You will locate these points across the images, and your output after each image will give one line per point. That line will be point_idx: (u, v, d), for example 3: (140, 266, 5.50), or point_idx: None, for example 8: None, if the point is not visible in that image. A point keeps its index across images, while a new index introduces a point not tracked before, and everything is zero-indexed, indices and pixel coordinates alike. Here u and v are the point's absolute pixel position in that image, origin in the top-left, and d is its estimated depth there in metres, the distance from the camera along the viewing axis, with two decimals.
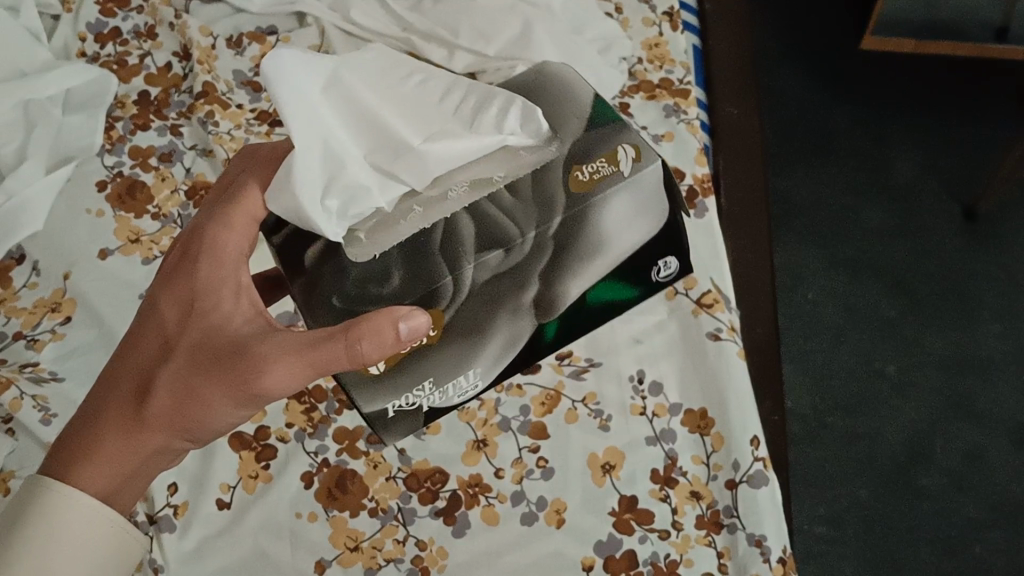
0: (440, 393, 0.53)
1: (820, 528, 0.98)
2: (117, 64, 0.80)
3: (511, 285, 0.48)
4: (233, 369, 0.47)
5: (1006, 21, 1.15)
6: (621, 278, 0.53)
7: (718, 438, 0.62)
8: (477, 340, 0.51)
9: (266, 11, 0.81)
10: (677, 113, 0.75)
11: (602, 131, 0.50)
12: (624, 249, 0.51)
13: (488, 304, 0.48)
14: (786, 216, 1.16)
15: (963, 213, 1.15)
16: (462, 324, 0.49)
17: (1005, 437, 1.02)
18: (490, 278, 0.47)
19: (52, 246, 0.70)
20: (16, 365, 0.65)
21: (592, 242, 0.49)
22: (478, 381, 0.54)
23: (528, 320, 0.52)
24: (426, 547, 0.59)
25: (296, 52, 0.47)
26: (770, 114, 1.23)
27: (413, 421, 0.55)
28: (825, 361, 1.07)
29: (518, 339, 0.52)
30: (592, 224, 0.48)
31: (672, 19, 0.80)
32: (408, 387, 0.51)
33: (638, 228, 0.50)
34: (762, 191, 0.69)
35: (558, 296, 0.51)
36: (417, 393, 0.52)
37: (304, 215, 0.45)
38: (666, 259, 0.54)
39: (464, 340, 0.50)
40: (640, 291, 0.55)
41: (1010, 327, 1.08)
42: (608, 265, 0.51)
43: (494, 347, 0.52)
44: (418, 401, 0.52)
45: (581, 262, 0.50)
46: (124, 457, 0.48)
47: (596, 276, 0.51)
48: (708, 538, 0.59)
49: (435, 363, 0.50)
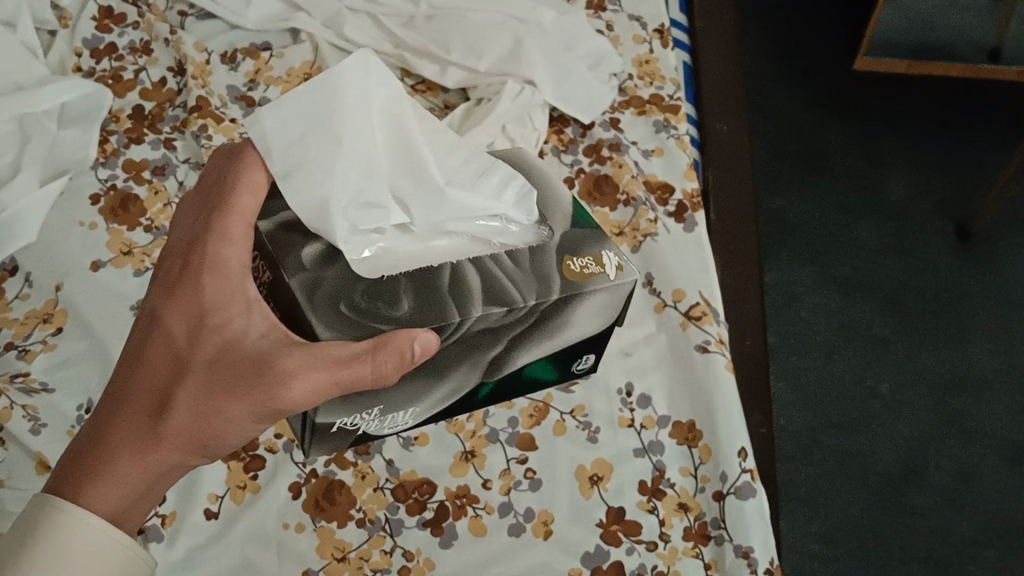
0: (378, 421, 0.55)
1: (814, 546, 0.97)
2: (112, 79, 0.80)
3: (488, 341, 0.50)
4: (255, 383, 0.46)
5: (1000, 42, 1.16)
6: (553, 358, 0.58)
7: (705, 450, 0.62)
8: (433, 381, 0.53)
9: (261, 28, 0.82)
10: (666, 129, 0.75)
11: (587, 230, 0.54)
12: (571, 337, 0.55)
13: (461, 356, 0.51)
14: (780, 234, 1.17)
15: (957, 232, 1.16)
16: (430, 364, 0.51)
17: (999, 456, 1.02)
18: (477, 334, 0.49)
19: (44, 257, 0.71)
20: (6, 374, 0.65)
21: (560, 322, 0.52)
22: (408, 419, 0.57)
23: (476, 378, 0.55)
24: (412, 558, 0.59)
25: (376, 68, 0.52)
26: (763, 132, 1.24)
27: (341, 441, 0.56)
28: (817, 378, 1.07)
29: (460, 388, 0.55)
30: (572, 308, 0.51)
31: (663, 37, 0.81)
32: (360, 409, 0.52)
33: (594, 325, 0.55)
34: (750, 203, 0.68)
35: (509, 359, 0.54)
36: (363, 417, 0.53)
37: (324, 215, 0.48)
38: (585, 356, 0.60)
39: (421, 379, 0.52)
40: (556, 375, 0.61)
41: (1004, 346, 1.09)
42: (552, 346, 0.55)
43: (439, 391, 0.54)
44: (359, 426, 0.54)
45: (543, 335, 0.53)
46: (138, 475, 0.46)
47: (547, 347, 0.55)
48: (695, 549, 0.59)
49: (396, 390, 0.52)
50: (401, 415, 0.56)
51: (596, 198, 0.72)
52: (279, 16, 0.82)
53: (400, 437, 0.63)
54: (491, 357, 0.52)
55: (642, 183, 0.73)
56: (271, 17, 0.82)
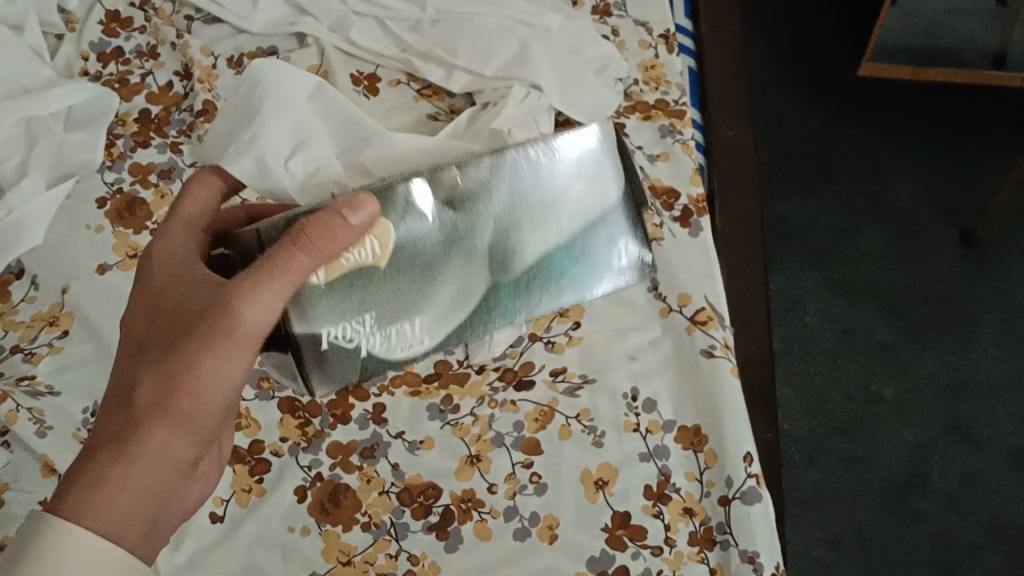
0: (382, 340, 0.51)
1: (819, 551, 0.98)
2: (119, 83, 0.80)
3: (465, 220, 0.51)
4: (204, 316, 0.45)
5: (1005, 47, 1.14)
6: (578, 249, 0.54)
7: (711, 454, 0.62)
8: (427, 283, 0.51)
9: (266, 32, 0.82)
10: (671, 133, 0.75)
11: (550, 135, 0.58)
12: (575, 215, 0.54)
13: (443, 238, 0.51)
14: (784, 239, 1.17)
15: (961, 237, 1.16)
16: (415, 255, 0.50)
17: (1003, 461, 1.02)
18: (438, 217, 0.51)
19: (51, 261, 0.71)
20: (13, 378, 0.66)
21: (543, 187, 0.53)
22: (425, 337, 0.52)
23: (483, 280, 0.52)
24: (418, 562, 0.59)
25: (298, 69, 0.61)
26: (768, 137, 1.24)
27: (348, 368, 0.51)
28: (822, 383, 1.07)
29: (467, 298, 0.52)
30: (543, 169, 0.53)
31: (668, 43, 0.81)
32: (349, 316, 0.49)
33: (593, 200, 0.54)
34: (757, 214, 0.69)
35: (513, 249, 0.52)
36: (357, 326, 0.50)
37: (267, 176, 0.55)
38: (624, 246, 0.56)
39: (413, 278, 0.50)
40: (598, 276, 0.55)
41: (1009, 352, 1.09)
42: (560, 234, 0.53)
43: (443, 298, 0.51)
44: (357, 339, 0.50)
45: (533, 207, 0.53)
46: (127, 466, 0.42)
47: (548, 231, 0.53)
48: (700, 554, 0.59)
49: (376, 284, 0.50)
50: (415, 339, 0.52)
51: None
52: (285, 19, 0.82)
53: (406, 442, 0.63)
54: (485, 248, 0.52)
55: (648, 187, 0.73)
56: (278, 20, 0.82)
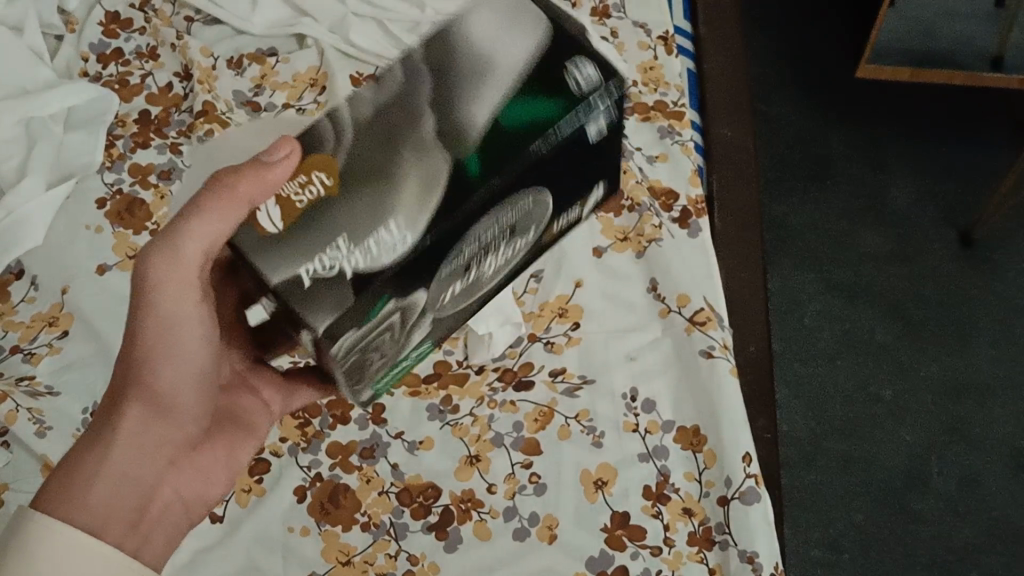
0: (363, 255, 0.41)
1: (818, 551, 0.98)
2: (119, 84, 0.81)
3: (399, 115, 0.44)
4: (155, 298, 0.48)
5: (1002, 50, 1.15)
6: (531, 87, 0.43)
7: (710, 455, 0.62)
8: (385, 182, 0.42)
9: (266, 33, 0.82)
10: (670, 135, 0.76)
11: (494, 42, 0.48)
12: (505, 54, 0.44)
13: (382, 139, 0.43)
14: (782, 240, 1.17)
15: (960, 239, 1.16)
16: (358, 164, 0.43)
17: (1001, 462, 1.03)
18: (376, 119, 0.44)
19: (51, 262, 0.71)
20: (12, 378, 0.66)
21: (460, 51, 0.45)
22: (407, 233, 0.41)
23: (443, 160, 0.42)
24: (417, 562, 0.59)
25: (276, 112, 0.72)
26: (767, 139, 1.24)
27: (342, 297, 0.41)
28: (821, 384, 1.08)
29: (436, 181, 0.42)
30: (454, 37, 0.45)
31: (667, 44, 0.81)
32: (317, 241, 0.41)
33: (522, 30, 0.45)
34: (756, 213, 0.67)
35: (459, 117, 0.43)
36: (332, 250, 0.41)
37: None
38: (581, 65, 0.44)
39: (367, 181, 0.42)
40: (560, 106, 0.43)
41: (1007, 353, 1.09)
42: (505, 77, 0.43)
43: (410, 193, 0.42)
44: (336, 262, 0.41)
45: (458, 72, 0.44)
46: (110, 449, 0.48)
47: (492, 90, 0.43)
48: (700, 555, 0.59)
49: (340, 205, 0.42)
50: (394, 234, 0.41)
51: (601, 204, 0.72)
52: (285, 21, 0.82)
53: (405, 442, 0.64)
54: (432, 133, 0.43)
55: (647, 188, 0.73)
56: (278, 22, 0.82)
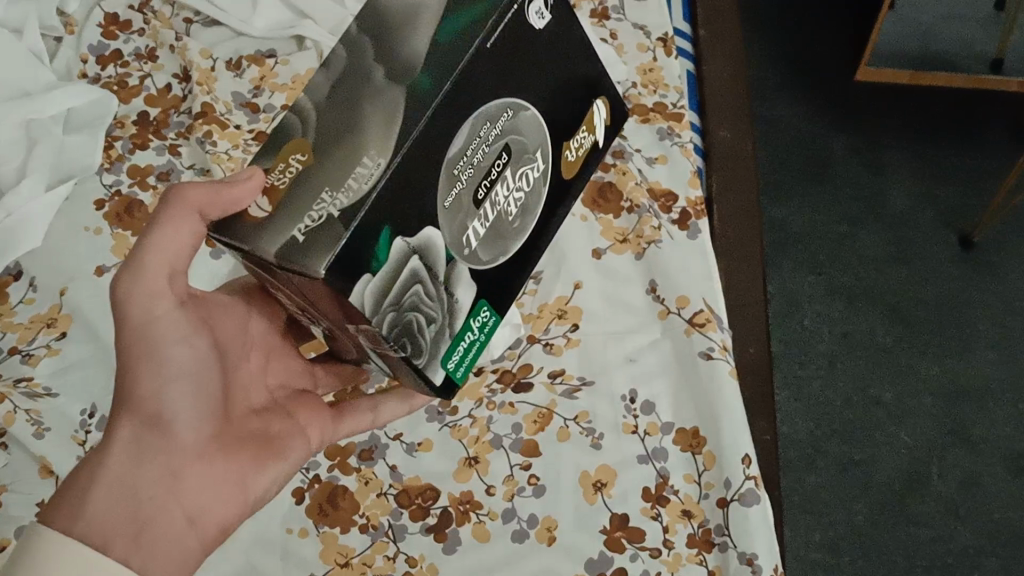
0: (344, 196, 0.41)
1: (817, 554, 0.98)
2: (118, 85, 0.81)
3: (350, 82, 0.44)
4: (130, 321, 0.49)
5: (1001, 53, 1.15)
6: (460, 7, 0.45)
7: (709, 457, 0.61)
8: (347, 138, 0.42)
9: (266, 36, 0.81)
10: (669, 136, 0.75)
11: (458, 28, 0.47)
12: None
13: (343, 105, 0.43)
14: (781, 243, 1.17)
15: (960, 242, 1.16)
16: (327, 132, 0.43)
17: (1002, 464, 1.02)
18: (332, 96, 0.44)
19: (49, 263, 0.71)
20: (10, 379, 0.66)
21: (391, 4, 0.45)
22: (380, 160, 0.41)
23: (398, 93, 0.43)
24: (416, 564, 0.59)
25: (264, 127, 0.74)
26: (766, 142, 1.24)
27: (334, 231, 0.40)
28: (821, 387, 1.08)
29: (394, 114, 0.42)
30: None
31: (666, 45, 0.80)
32: (299, 203, 0.41)
33: None
34: (757, 215, 0.68)
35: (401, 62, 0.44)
36: (319, 204, 0.41)
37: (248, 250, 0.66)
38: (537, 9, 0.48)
39: (335, 142, 0.42)
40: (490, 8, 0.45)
41: (1008, 355, 1.09)
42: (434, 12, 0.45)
43: (373, 131, 0.42)
44: (325, 211, 0.40)
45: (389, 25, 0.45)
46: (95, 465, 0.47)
47: (422, 24, 0.45)
48: (699, 556, 0.59)
49: (315, 172, 0.42)
50: (372, 165, 0.41)
51: (600, 208, 0.72)
52: (284, 22, 0.82)
53: (404, 444, 0.64)
54: (382, 77, 0.44)
55: (647, 190, 0.73)
56: (277, 23, 0.82)
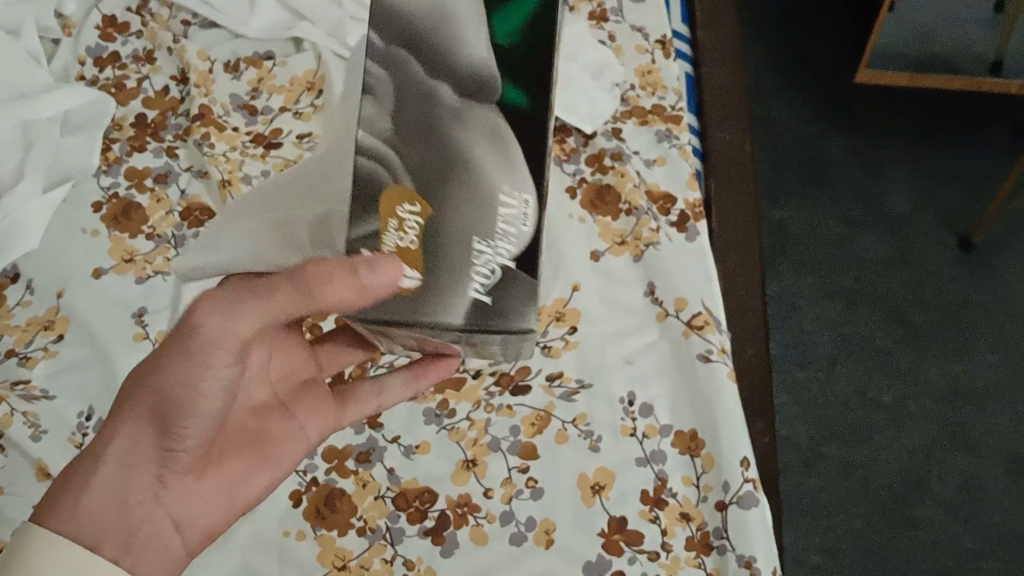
0: (506, 244, 0.45)
1: (817, 558, 0.98)
2: (115, 87, 0.80)
3: (421, 127, 0.44)
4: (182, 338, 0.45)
5: (1000, 57, 1.15)
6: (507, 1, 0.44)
7: (707, 459, 0.61)
8: (467, 180, 0.44)
9: (264, 37, 0.81)
10: (668, 138, 0.75)
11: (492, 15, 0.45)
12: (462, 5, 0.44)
13: (434, 150, 0.44)
14: (781, 246, 1.17)
15: (959, 244, 1.15)
16: (432, 180, 0.44)
17: (1002, 467, 1.02)
18: (421, 154, 0.44)
19: (47, 265, 0.71)
20: (7, 382, 0.66)
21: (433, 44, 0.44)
22: (525, 195, 0.45)
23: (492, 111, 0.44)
24: (413, 567, 0.59)
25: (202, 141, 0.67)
26: (764, 145, 1.24)
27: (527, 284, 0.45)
28: (820, 390, 1.08)
29: (501, 133, 0.44)
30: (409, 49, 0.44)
31: (666, 47, 0.80)
32: (467, 261, 0.44)
33: None
34: (756, 220, 0.69)
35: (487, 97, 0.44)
36: (482, 253, 0.44)
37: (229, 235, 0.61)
38: None
39: (454, 185, 0.44)
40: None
41: (1007, 358, 1.08)
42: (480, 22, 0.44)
43: (491, 160, 0.44)
44: (495, 264, 0.44)
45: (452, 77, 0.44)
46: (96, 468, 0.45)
47: (472, 30, 0.44)
48: (697, 559, 0.58)
49: (446, 221, 0.44)
50: (517, 202, 0.45)
51: (599, 209, 0.72)
52: (282, 25, 0.82)
53: (402, 446, 0.64)
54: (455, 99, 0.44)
55: (645, 192, 0.73)
56: (275, 26, 0.82)
